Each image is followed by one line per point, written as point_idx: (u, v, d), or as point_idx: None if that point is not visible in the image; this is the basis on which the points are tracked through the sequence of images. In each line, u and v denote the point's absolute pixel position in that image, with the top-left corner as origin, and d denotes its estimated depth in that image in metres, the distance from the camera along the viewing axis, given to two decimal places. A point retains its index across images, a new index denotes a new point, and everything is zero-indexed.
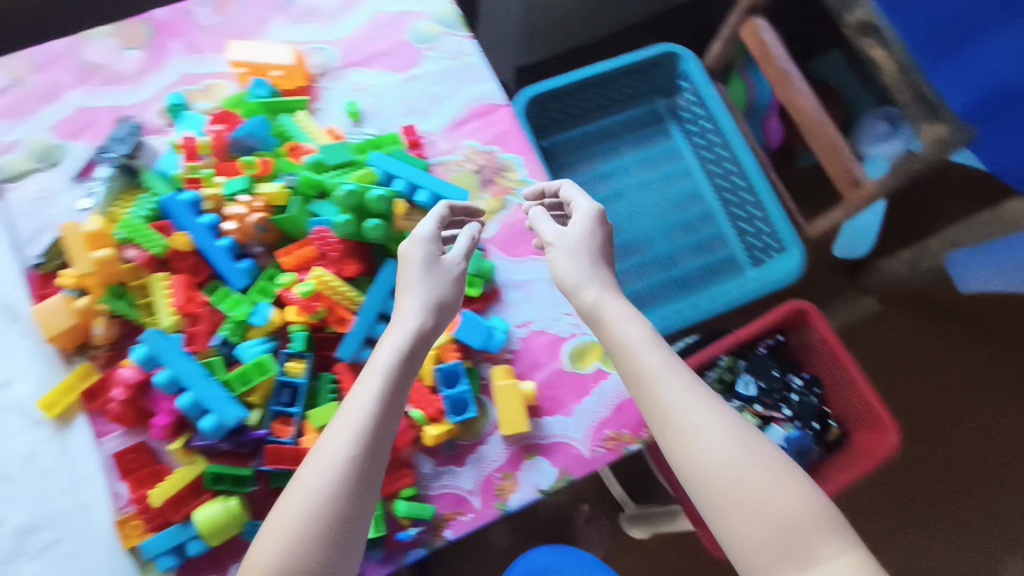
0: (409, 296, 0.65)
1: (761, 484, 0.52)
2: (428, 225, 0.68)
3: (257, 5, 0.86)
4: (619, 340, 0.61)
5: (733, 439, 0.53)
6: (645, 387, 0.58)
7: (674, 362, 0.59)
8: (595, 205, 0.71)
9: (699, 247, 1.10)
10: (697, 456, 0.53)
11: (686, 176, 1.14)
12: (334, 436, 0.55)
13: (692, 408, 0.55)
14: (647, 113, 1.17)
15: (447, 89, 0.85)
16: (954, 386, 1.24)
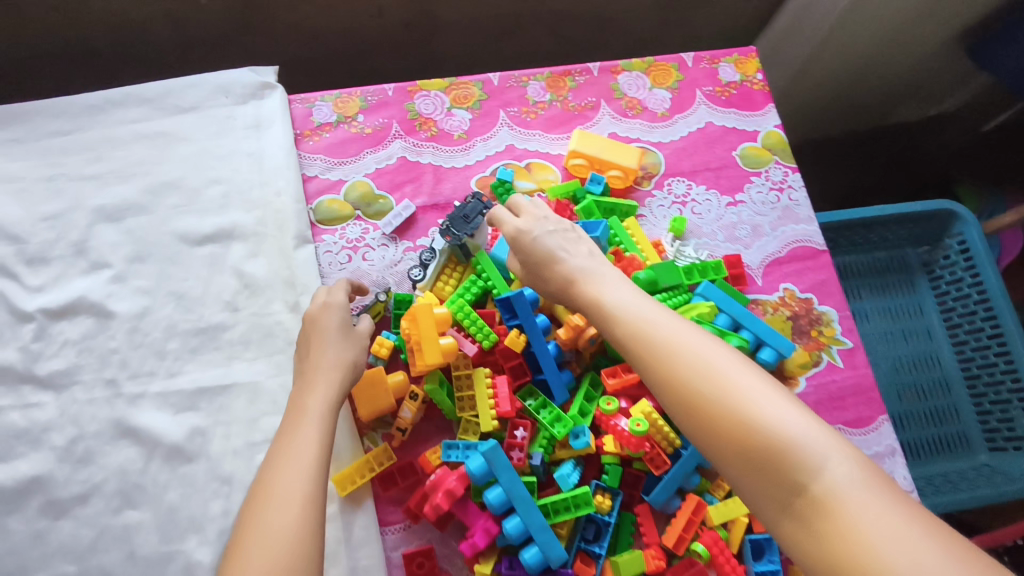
0: (319, 357, 0.61)
1: (740, 403, 0.46)
2: (338, 293, 0.65)
3: (590, 92, 0.85)
4: (594, 292, 0.58)
5: (712, 361, 0.49)
6: (620, 337, 0.54)
7: (632, 303, 0.55)
8: (535, 210, 0.66)
9: (931, 416, 1.06)
10: (679, 397, 0.48)
11: (924, 337, 1.10)
12: (294, 452, 0.53)
13: (669, 340, 0.51)
14: (895, 260, 1.12)
15: (769, 223, 0.82)
16: None
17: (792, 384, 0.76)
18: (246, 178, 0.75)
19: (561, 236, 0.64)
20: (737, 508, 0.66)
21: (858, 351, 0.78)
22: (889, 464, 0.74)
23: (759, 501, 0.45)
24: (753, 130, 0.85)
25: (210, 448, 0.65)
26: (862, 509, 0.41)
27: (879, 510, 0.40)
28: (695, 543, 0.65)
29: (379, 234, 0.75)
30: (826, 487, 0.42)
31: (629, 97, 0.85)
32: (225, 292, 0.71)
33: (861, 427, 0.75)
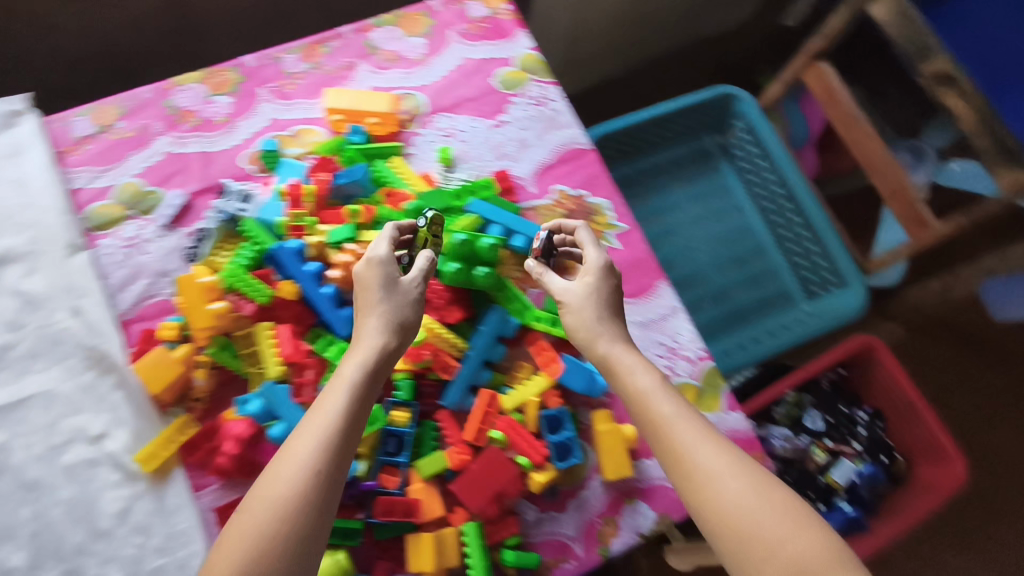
0: (370, 318, 0.64)
1: (756, 517, 0.53)
2: (383, 246, 0.67)
3: (345, 54, 0.90)
4: (631, 387, 0.64)
5: (755, 484, 0.55)
6: (660, 435, 0.60)
7: (686, 411, 0.61)
8: (604, 254, 0.72)
9: (753, 281, 1.15)
10: (719, 508, 0.55)
11: (736, 211, 1.20)
12: (320, 423, 0.57)
13: (710, 455, 0.57)
14: (698, 150, 1.22)
15: (534, 136, 0.88)
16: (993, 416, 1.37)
17: (574, 273, 0.81)
18: (10, 204, 0.77)
19: (613, 303, 0.70)
20: (527, 390, 0.73)
21: (633, 231, 0.84)
22: (671, 324, 0.80)
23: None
24: (506, 56, 0.92)
25: (10, 459, 0.67)
26: None
27: None
28: (492, 431, 0.71)
29: (154, 227, 0.78)
30: None
31: (386, 50, 0.91)
32: (5, 313, 0.73)
33: (642, 297, 0.82)
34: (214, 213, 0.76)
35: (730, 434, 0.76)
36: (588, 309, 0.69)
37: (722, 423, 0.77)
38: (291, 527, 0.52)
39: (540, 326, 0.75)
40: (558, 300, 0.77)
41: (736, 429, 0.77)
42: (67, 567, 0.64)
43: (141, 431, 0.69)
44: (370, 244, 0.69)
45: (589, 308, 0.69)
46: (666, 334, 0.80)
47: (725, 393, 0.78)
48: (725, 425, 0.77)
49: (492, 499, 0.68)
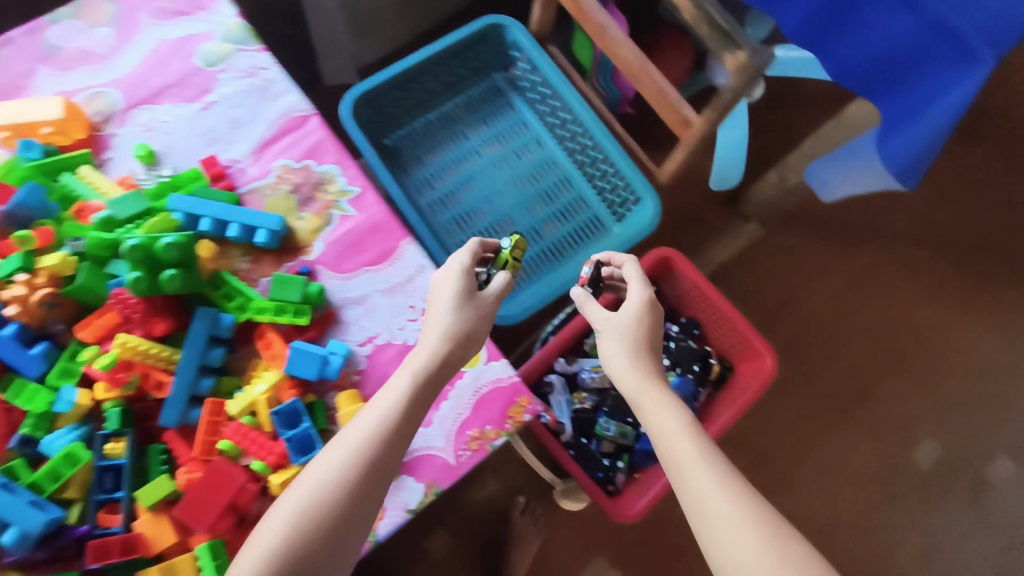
0: (447, 323, 0.66)
1: (798, 571, 0.50)
2: (463, 258, 0.71)
3: (19, 62, 0.80)
4: (667, 424, 0.60)
5: (783, 537, 0.52)
6: (685, 477, 0.56)
7: (709, 450, 0.58)
8: (646, 291, 0.71)
9: (563, 214, 1.10)
10: (744, 559, 0.51)
11: (536, 145, 1.14)
12: (358, 437, 0.58)
13: (725, 503, 0.53)
14: (487, 89, 1.16)
15: (249, 112, 0.80)
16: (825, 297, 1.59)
17: (306, 252, 0.75)
18: None
19: (648, 329, 0.68)
20: (255, 391, 0.67)
21: (367, 193, 0.78)
22: (419, 283, 0.76)
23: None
24: (206, 29, 0.82)
25: None
26: None
27: None
28: (221, 442, 0.66)
29: None
30: None
31: (68, 49, 0.80)
32: None
33: (385, 262, 0.76)
34: None
35: (493, 385, 0.73)
36: (620, 339, 0.67)
37: (483, 376, 0.74)
38: (317, 554, 0.53)
39: (264, 319, 0.70)
40: (282, 286, 0.70)
41: (499, 379, 0.74)
42: None
43: None
44: (452, 252, 0.73)
45: (623, 338, 0.67)
46: (414, 295, 0.75)
47: (484, 343, 0.74)
48: (488, 377, 0.74)
49: (224, 513, 0.63)
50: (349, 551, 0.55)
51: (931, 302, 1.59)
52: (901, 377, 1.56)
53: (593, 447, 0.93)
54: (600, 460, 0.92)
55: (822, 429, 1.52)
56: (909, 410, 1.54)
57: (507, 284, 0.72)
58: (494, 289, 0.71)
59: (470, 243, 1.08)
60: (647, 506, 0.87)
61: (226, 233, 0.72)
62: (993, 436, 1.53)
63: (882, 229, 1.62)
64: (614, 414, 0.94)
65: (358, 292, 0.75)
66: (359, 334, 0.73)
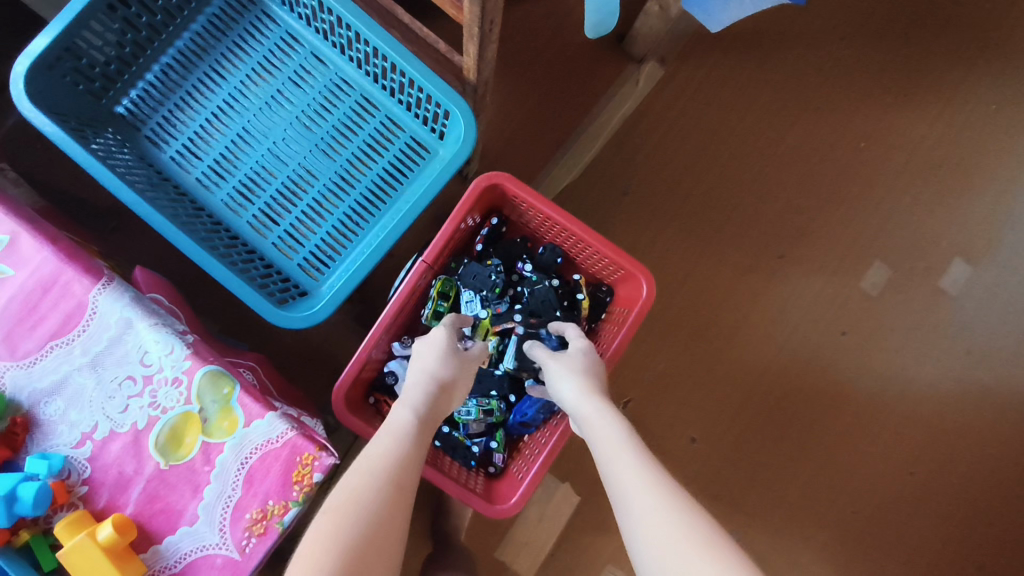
0: (447, 368, 0.64)
1: (721, 558, 0.47)
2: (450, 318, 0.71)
3: None
4: (607, 427, 0.60)
5: (712, 530, 0.49)
6: (619, 479, 0.55)
7: (645, 457, 0.56)
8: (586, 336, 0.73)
9: (371, 147, 0.88)
10: (665, 549, 0.48)
11: (316, 65, 0.88)
12: (370, 475, 0.53)
13: (652, 499, 0.52)
14: (230, 2, 0.88)
15: None
16: (742, 129, 1.29)
17: None
18: None
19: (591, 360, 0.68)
20: None
21: (20, 237, 0.58)
22: (129, 341, 0.57)
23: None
24: None
25: None
26: None
27: None
28: None
29: None
30: None
31: None
32: None
33: (73, 327, 0.57)
34: None
35: (263, 450, 0.56)
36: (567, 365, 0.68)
37: (247, 442, 0.57)
38: None
39: None
40: None
41: (270, 439, 0.57)
42: None
43: None
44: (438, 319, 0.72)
45: (571, 363, 0.68)
46: (125, 360, 0.57)
47: (236, 402, 0.57)
48: (253, 441, 0.57)
49: None
50: None
51: (871, 99, 1.30)
52: (842, 199, 1.30)
53: (459, 434, 0.79)
54: (470, 447, 0.78)
55: (761, 281, 1.29)
56: (859, 234, 1.30)
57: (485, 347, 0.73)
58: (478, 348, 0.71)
59: (265, 215, 0.87)
60: (527, 494, 0.73)
61: None
62: (952, 236, 1.31)
63: (804, 20, 1.30)
64: (473, 390, 0.79)
65: (51, 378, 0.57)
66: (70, 434, 0.56)
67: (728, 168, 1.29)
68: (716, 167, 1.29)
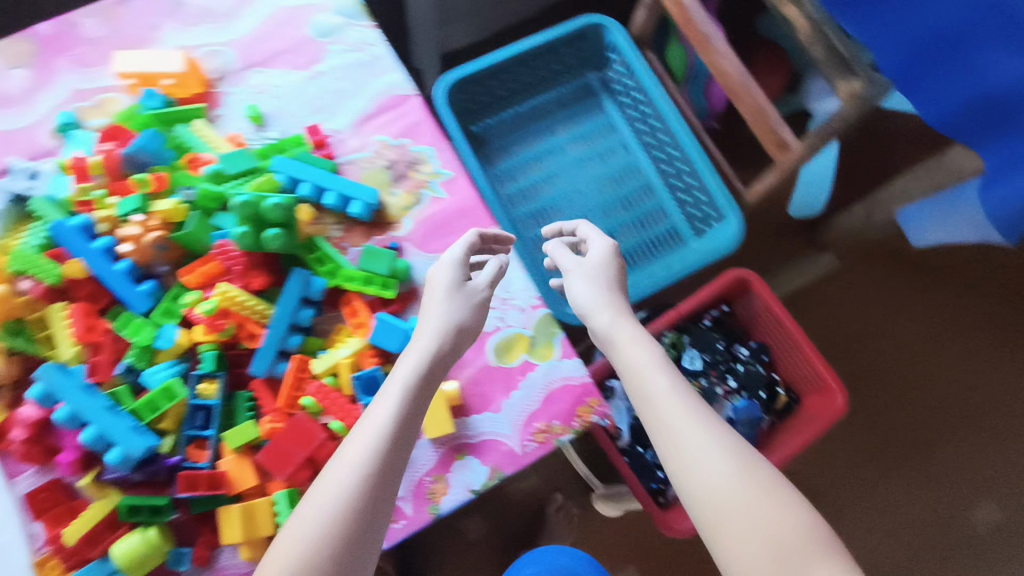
0: (443, 314, 0.65)
1: (765, 507, 0.49)
2: (457, 250, 0.69)
3: (148, 12, 0.83)
4: (633, 352, 0.59)
5: (749, 467, 0.51)
6: (655, 411, 0.55)
7: (682, 384, 0.57)
8: (609, 241, 0.70)
9: (640, 222, 1.08)
10: (716, 486, 0.50)
11: (622, 150, 1.12)
12: (372, 427, 0.56)
13: (695, 433, 0.53)
14: (578, 87, 1.14)
15: (353, 86, 0.83)
16: (924, 336, 1.28)
17: (396, 228, 0.77)
18: None
19: (614, 275, 0.67)
20: (338, 353, 0.70)
21: (458, 177, 0.80)
22: None
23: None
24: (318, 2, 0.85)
25: None
26: None
27: None
28: (304, 398, 0.68)
29: None
30: None
31: (192, 4, 0.84)
32: None
33: None
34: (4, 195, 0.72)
35: (563, 382, 0.74)
36: (596, 281, 0.66)
37: (554, 371, 0.74)
38: (347, 544, 0.51)
39: (353, 287, 0.72)
40: (371, 258, 0.73)
41: (570, 376, 0.74)
42: None
43: None
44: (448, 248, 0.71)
45: (601, 280, 0.66)
46: None
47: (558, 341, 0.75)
48: (559, 372, 0.74)
49: (302, 465, 0.66)
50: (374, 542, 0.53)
51: None
52: (985, 437, 1.24)
53: (648, 458, 0.94)
54: (654, 472, 0.93)
55: (898, 489, 1.20)
56: (988, 475, 1.22)
57: (501, 271, 0.70)
58: (486, 277, 0.69)
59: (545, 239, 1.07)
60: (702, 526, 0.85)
61: (322, 201, 0.75)
62: None
63: None
64: None
65: None
66: None
67: (940, 347, 1.27)
68: (927, 337, 1.27)
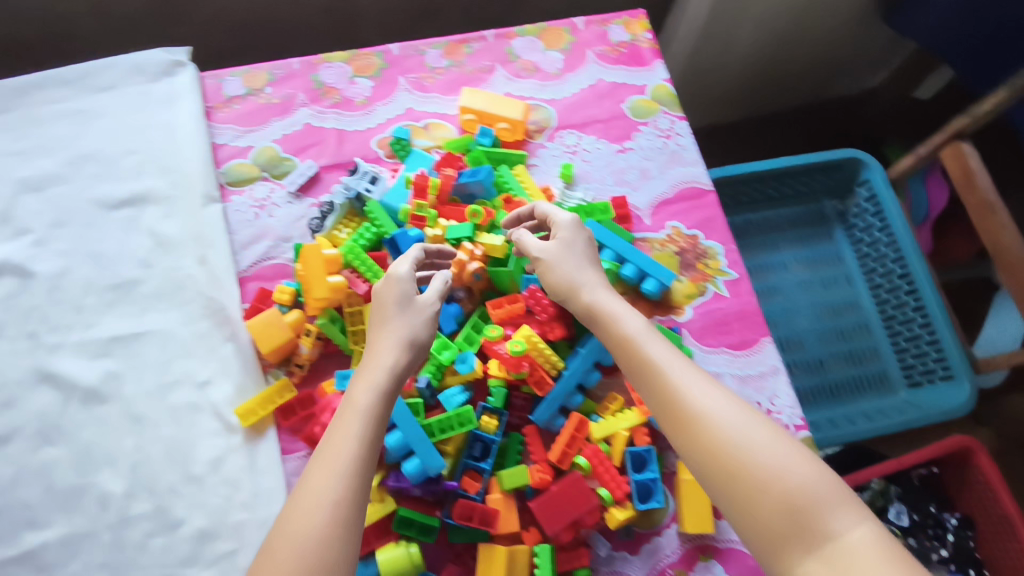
0: (397, 325, 0.64)
1: (769, 462, 0.50)
2: (405, 266, 0.67)
3: (486, 57, 0.89)
4: (619, 328, 0.62)
5: (751, 425, 0.52)
6: (649, 378, 0.57)
7: (673, 350, 0.59)
8: (572, 216, 0.71)
9: (852, 357, 1.09)
10: (714, 446, 0.52)
11: (844, 282, 1.14)
12: (341, 449, 0.54)
13: (693, 394, 0.55)
14: (812, 212, 1.17)
15: (657, 168, 0.86)
16: None
17: (679, 312, 0.79)
18: (159, 146, 0.80)
19: (588, 256, 0.69)
20: (618, 423, 0.71)
21: (742, 280, 0.81)
22: (772, 383, 0.77)
23: (773, 548, 0.48)
24: (641, 84, 0.90)
25: (123, 391, 0.71)
26: (878, 562, 0.44)
27: (889, 564, 0.44)
28: (578, 457, 0.69)
29: (285, 192, 0.80)
30: (852, 539, 0.46)
31: (524, 60, 0.90)
32: (140, 251, 0.76)
33: (744, 349, 0.78)
34: (342, 191, 0.78)
35: None
36: (570, 261, 0.68)
37: None
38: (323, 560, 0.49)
39: None
40: None
41: None
42: (158, 503, 0.67)
43: (242, 391, 0.71)
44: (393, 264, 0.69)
45: (574, 259, 0.68)
46: (763, 393, 0.76)
47: None
48: None
49: (568, 526, 0.67)
50: (352, 545, 0.51)
51: None
52: None
53: None
54: None
55: None
56: None
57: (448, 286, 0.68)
58: (437, 290, 0.67)
59: None
60: None
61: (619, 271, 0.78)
62: None
63: None
64: None
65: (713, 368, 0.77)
66: None
67: None
68: None
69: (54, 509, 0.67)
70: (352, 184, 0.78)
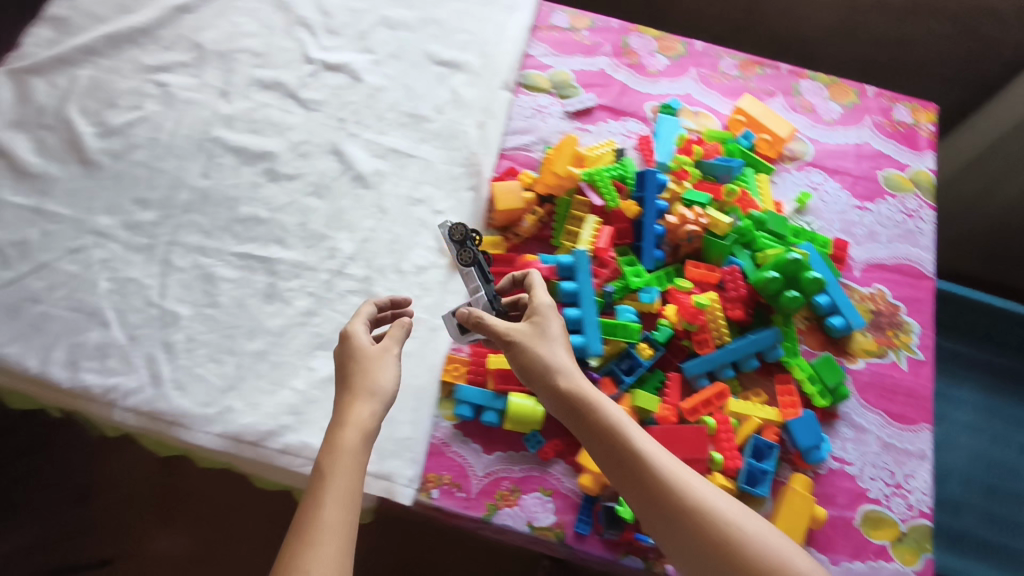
0: (375, 384, 0.63)
1: (759, 552, 0.59)
2: (360, 327, 0.67)
3: (772, 82, 1.00)
4: (608, 423, 0.64)
5: (743, 516, 0.61)
6: (641, 485, 0.61)
7: (653, 445, 0.64)
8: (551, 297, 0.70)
9: (996, 521, 1.03)
10: (716, 549, 0.59)
11: (1018, 449, 1.08)
12: (320, 520, 0.54)
13: (689, 496, 0.61)
14: (1012, 369, 1.14)
15: (885, 236, 0.91)
16: None
17: (850, 359, 0.82)
18: (488, 36, 0.99)
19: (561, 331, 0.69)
20: (756, 410, 0.75)
21: (926, 365, 0.83)
22: (913, 464, 0.77)
23: None
24: (905, 163, 0.96)
25: (383, 186, 0.87)
26: None
27: None
28: (705, 417, 0.75)
29: (561, 109, 0.95)
30: None
31: (805, 98, 0.99)
32: (439, 99, 0.94)
33: (900, 423, 0.79)
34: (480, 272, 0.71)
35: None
36: (552, 354, 0.67)
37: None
38: None
39: (796, 372, 0.78)
40: (827, 365, 0.78)
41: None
42: (369, 273, 0.82)
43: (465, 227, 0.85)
44: (352, 320, 0.68)
45: (555, 352, 0.67)
46: (901, 467, 0.77)
47: (926, 556, 0.72)
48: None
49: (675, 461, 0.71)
50: None
51: None
52: None
53: None
54: None
55: None
56: None
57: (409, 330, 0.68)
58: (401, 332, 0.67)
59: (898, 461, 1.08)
60: None
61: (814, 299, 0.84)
62: None
63: None
64: None
65: (863, 422, 0.79)
66: (840, 452, 0.77)
67: None
68: None
69: (300, 239, 0.83)
70: (486, 286, 0.71)
